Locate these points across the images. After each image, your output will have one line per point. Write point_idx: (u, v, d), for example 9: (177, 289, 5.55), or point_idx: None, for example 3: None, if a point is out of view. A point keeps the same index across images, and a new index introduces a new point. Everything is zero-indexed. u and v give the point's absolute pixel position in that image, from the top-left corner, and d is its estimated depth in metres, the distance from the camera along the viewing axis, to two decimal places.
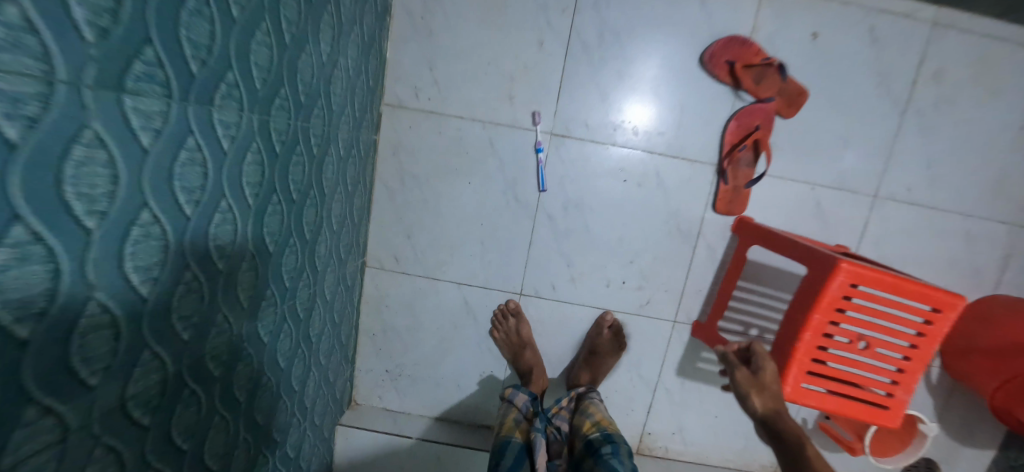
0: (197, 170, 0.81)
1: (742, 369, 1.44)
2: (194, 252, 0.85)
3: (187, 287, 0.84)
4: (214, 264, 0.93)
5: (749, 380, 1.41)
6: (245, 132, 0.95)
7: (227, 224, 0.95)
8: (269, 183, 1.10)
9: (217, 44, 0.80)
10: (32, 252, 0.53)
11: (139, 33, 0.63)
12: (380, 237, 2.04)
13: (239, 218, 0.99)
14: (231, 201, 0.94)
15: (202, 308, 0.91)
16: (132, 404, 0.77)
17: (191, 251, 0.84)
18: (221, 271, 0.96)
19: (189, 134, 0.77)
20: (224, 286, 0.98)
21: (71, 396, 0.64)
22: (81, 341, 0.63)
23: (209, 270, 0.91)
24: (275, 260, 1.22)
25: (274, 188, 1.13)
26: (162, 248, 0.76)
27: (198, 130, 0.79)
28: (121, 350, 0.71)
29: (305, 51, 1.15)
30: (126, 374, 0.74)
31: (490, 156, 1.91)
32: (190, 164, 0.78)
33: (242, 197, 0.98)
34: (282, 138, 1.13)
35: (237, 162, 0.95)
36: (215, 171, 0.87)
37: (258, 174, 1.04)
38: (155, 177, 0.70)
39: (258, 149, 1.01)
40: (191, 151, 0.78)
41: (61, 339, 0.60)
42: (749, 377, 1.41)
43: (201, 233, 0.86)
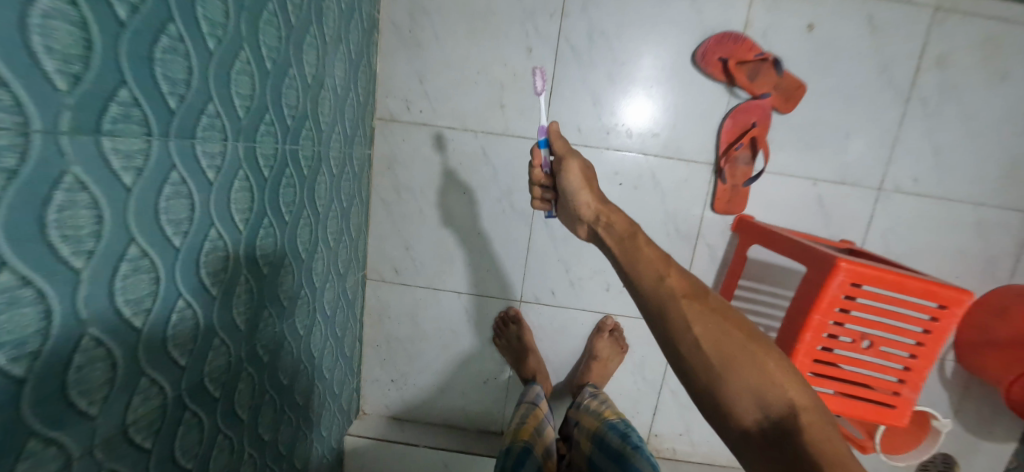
0: (322, 194, 0.69)
1: (578, 167, 0.62)
2: (331, 284, 0.77)
3: (322, 321, 0.76)
4: (344, 282, 0.84)
5: (584, 178, 0.61)
6: (361, 126, 0.81)
7: (349, 245, 0.84)
8: (339, 190, 0.75)
9: (304, 25, 0.55)
10: (180, 422, 0.42)
11: (216, 86, 0.39)
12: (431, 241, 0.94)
13: (338, 231, 0.77)
14: (355, 212, 0.85)
15: (337, 336, 0.83)
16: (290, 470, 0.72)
17: (307, 284, 0.67)
18: (343, 297, 0.84)
19: (313, 155, 0.63)
20: (342, 316, 0.85)
21: None
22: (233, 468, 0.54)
23: (344, 296, 0.84)
24: (352, 304, 0.89)
25: (353, 192, 0.82)
26: (305, 306, 0.68)
27: (322, 154, 0.67)
28: (260, 447, 0.61)
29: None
30: (276, 458, 0.66)
31: (500, 154, 0.88)
32: (318, 185, 0.67)
33: (334, 211, 0.74)
34: (343, 121, 0.72)
35: (366, 180, 0.88)
36: (330, 190, 0.72)
37: (331, 176, 0.71)
38: (298, 210, 0.61)
39: (361, 138, 0.82)
40: (319, 176, 0.67)
41: (234, 448, 0.54)
42: (582, 171, 0.61)
43: (309, 273, 0.67)
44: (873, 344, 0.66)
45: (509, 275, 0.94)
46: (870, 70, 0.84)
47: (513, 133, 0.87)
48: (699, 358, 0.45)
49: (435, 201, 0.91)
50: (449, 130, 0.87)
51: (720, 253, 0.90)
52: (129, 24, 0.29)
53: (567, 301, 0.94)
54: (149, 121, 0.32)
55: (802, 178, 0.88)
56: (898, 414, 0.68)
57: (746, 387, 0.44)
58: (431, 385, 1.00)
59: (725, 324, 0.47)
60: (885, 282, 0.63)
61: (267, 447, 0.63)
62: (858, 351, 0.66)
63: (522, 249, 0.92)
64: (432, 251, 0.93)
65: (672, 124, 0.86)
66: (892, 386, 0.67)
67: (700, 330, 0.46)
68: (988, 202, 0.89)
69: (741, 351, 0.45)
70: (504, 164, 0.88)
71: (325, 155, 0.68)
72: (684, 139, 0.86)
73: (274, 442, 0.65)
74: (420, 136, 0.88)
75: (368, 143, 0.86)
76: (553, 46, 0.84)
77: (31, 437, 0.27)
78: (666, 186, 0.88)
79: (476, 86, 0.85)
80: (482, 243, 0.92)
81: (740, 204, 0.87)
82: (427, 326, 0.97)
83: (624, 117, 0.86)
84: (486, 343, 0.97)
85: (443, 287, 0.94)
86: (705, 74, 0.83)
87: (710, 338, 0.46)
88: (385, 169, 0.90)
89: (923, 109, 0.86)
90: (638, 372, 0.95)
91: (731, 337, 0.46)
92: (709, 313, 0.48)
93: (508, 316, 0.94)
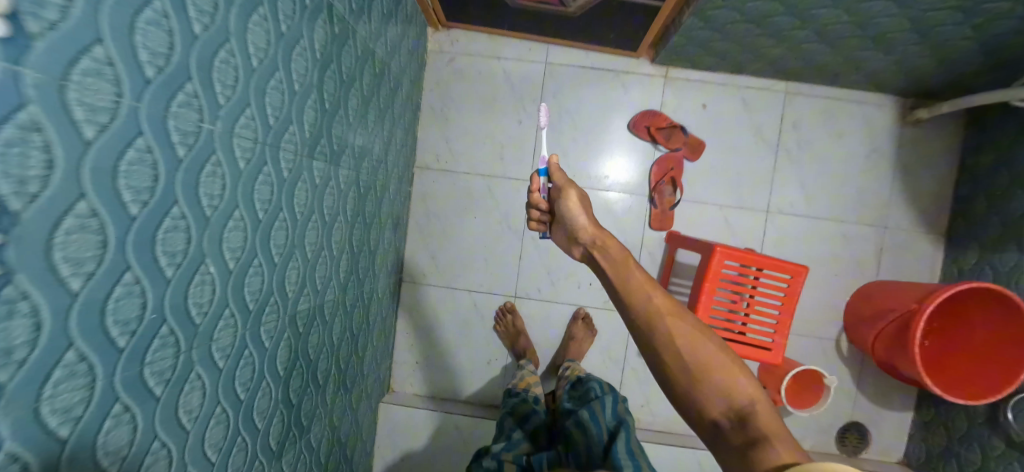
0: (363, 208, 0.98)
1: (576, 199, 0.79)
2: (369, 277, 1.05)
3: (366, 303, 1.04)
4: (387, 279, 1.17)
5: (581, 207, 0.79)
6: (406, 176, 1.22)
7: (393, 255, 1.20)
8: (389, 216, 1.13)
9: (360, 100, 0.89)
10: (261, 335, 0.65)
11: (302, 124, 0.66)
12: (451, 254, 1.29)
13: (387, 242, 1.14)
14: (399, 232, 1.22)
15: (381, 321, 1.15)
16: (347, 412, 0.99)
17: (348, 270, 0.93)
18: (387, 292, 1.18)
19: (355, 178, 0.92)
20: (386, 306, 1.18)
21: (308, 417, 0.83)
22: (303, 386, 0.79)
23: (383, 291, 1.15)
24: (393, 299, 1.23)
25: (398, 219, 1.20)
26: (347, 288, 0.94)
27: (361, 181, 0.96)
28: (316, 385, 0.84)
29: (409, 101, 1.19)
30: (335, 396, 0.92)
31: (501, 192, 1.28)
32: (358, 201, 0.95)
33: (381, 227, 1.09)
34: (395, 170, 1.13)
35: (407, 208, 1.27)
36: (372, 208, 1.03)
37: (377, 201, 1.05)
38: (345, 214, 0.89)
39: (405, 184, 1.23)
40: (362, 195, 0.96)
41: (302, 371, 0.78)
42: (580, 201, 0.79)
43: (354, 263, 0.96)
44: (749, 303, 0.98)
45: (507, 278, 1.28)
46: (746, 134, 1.26)
47: (510, 176, 1.28)
48: (691, 371, 0.65)
49: (454, 224, 1.29)
50: (465, 176, 1.28)
51: (659, 258, 1.26)
52: (270, 88, 0.57)
53: (550, 296, 1.27)
54: (265, 137, 0.58)
55: (710, 205, 1.26)
56: (773, 353, 0.98)
57: (723, 391, 0.64)
58: (448, 367, 1.28)
59: (705, 345, 0.67)
60: (751, 261, 0.97)
61: (331, 382, 0.90)
62: (738, 307, 0.99)
63: (516, 257, 1.28)
64: (452, 260, 1.29)
65: (617, 170, 1.26)
66: (764, 330, 0.99)
67: (688, 348, 0.66)
68: (847, 220, 1.25)
69: (716, 365, 0.66)
70: (503, 197, 1.28)
71: (363, 181, 0.96)
72: (626, 180, 1.26)
73: (330, 384, 0.90)
74: (447, 182, 1.29)
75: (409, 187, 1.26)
76: (533, 122, 1.27)
77: (166, 318, 0.46)
78: (616, 212, 1.26)
79: (483, 147, 1.28)
80: (487, 254, 1.28)
81: (668, 221, 1.24)
82: (446, 318, 1.29)
83: (584, 164, 1.26)
84: (488, 328, 1.27)
85: (459, 287, 1.29)
86: (635, 136, 1.25)
87: (696, 356, 0.66)
88: (420, 204, 1.29)
89: (787, 157, 1.26)
90: (607, 351, 1.26)
91: (709, 355, 0.66)
92: (695, 337, 0.67)
93: (505, 308, 1.26)
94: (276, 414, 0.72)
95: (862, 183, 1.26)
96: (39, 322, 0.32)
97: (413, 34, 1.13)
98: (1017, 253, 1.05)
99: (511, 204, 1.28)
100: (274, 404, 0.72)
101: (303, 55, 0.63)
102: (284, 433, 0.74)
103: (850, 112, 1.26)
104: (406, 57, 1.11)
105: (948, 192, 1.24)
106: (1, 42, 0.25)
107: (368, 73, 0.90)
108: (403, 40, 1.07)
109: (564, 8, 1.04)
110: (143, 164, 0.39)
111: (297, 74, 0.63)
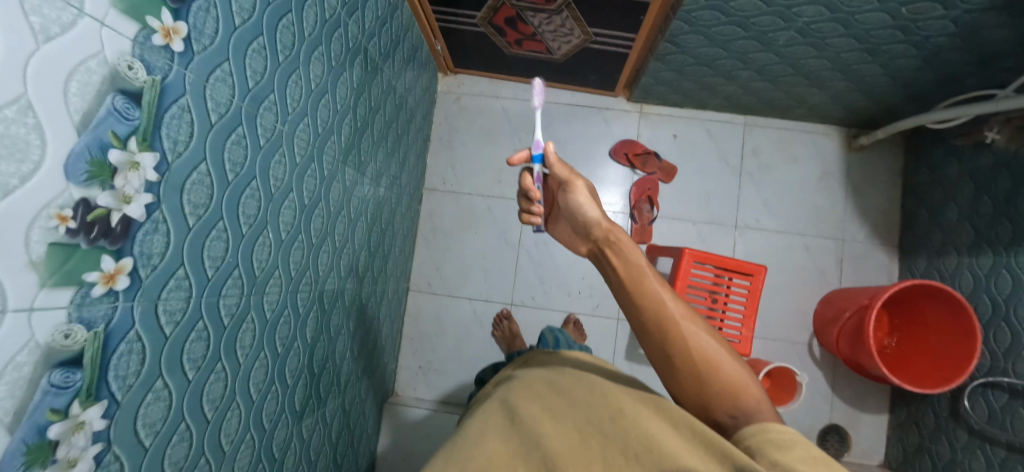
0: (383, 217, 1.16)
1: (583, 188, 0.65)
2: (383, 280, 1.20)
3: (379, 302, 1.18)
4: (396, 285, 1.30)
5: (590, 198, 0.66)
6: (415, 195, 1.39)
7: (402, 263, 1.34)
8: (399, 228, 1.28)
9: (385, 127, 1.10)
10: (309, 301, 0.80)
11: (341, 137, 0.87)
12: (452, 265, 1.43)
13: (397, 251, 1.28)
14: (407, 244, 1.37)
15: (389, 323, 1.27)
16: (358, 400, 1.08)
17: (366, 267, 1.07)
18: (396, 297, 1.31)
19: (379, 191, 1.11)
20: (394, 310, 1.30)
21: (333, 393, 0.93)
22: (332, 358, 0.91)
23: (393, 295, 1.28)
24: (399, 305, 1.35)
25: (407, 233, 1.35)
26: (367, 285, 1.08)
27: (383, 193, 1.14)
28: (339, 365, 0.95)
29: (421, 134, 1.39)
30: (351, 381, 1.03)
31: (499, 210, 1.44)
32: (379, 209, 1.13)
33: (393, 236, 1.24)
34: (405, 189, 1.30)
35: (415, 225, 1.43)
36: (389, 218, 1.20)
37: (391, 213, 1.21)
38: (370, 218, 1.07)
39: (415, 202, 1.40)
40: (382, 205, 1.14)
41: (332, 344, 0.91)
42: (588, 192, 0.66)
43: (372, 261, 1.10)
44: (721, 300, 1.12)
45: (505, 287, 1.41)
46: (713, 159, 1.45)
47: (507, 196, 1.44)
48: (689, 365, 0.56)
49: (456, 238, 1.44)
50: (467, 195, 1.46)
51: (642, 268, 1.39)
52: (320, 105, 0.77)
53: (544, 303, 1.39)
54: (317, 141, 0.77)
55: (685, 221, 1.42)
56: (742, 344, 1.10)
57: (723, 388, 0.54)
58: (450, 370, 1.37)
59: (707, 338, 0.57)
60: (720, 262, 1.10)
61: (349, 368, 1.01)
62: (711, 304, 1.12)
63: (512, 268, 1.41)
64: (454, 271, 1.42)
65: (601, 190, 1.44)
66: (734, 325, 1.11)
67: (690, 343, 0.56)
68: (809, 234, 1.40)
69: (717, 361, 0.56)
70: (501, 214, 1.44)
71: (383, 194, 1.14)
72: (609, 198, 1.43)
73: (350, 366, 1.01)
74: (451, 201, 1.46)
75: (418, 205, 1.43)
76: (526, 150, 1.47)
77: (243, 261, 0.60)
78: None
79: (483, 172, 1.46)
80: (486, 265, 1.42)
81: (647, 236, 1.39)
82: (448, 324, 1.40)
83: None
84: (488, 333, 1.38)
85: (460, 295, 1.41)
86: (616, 162, 1.43)
87: (696, 351, 0.56)
88: (427, 220, 1.45)
89: (751, 179, 1.44)
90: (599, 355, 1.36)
91: (710, 349, 0.56)
92: (697, 331, 0.57)
93: (502, 315, 1.35)
94: (314, 379, 0.84)
95: (818, 201, 1.42)
96: (167, 242, 0.47)
97: (425, 79, 1.36)
98: (957, 256, 1.19)
99: (508, 220, 1.43)
100: (314, 368, 0.83)
101: (344, 83, 0.85)
102: (316, 400, 0.85)
103: (802, 140, 1.45)
104: (419, 95, 1.33)
105: (894, 208, 1.41)
106: (180, 55, 0.46)
107: (390, 106, 1.12)
108: (418, 83, 1.29)
109: (549, 55, 1.26)
110: (238, 140, 0.57)
111: (339, 98, 0.84)
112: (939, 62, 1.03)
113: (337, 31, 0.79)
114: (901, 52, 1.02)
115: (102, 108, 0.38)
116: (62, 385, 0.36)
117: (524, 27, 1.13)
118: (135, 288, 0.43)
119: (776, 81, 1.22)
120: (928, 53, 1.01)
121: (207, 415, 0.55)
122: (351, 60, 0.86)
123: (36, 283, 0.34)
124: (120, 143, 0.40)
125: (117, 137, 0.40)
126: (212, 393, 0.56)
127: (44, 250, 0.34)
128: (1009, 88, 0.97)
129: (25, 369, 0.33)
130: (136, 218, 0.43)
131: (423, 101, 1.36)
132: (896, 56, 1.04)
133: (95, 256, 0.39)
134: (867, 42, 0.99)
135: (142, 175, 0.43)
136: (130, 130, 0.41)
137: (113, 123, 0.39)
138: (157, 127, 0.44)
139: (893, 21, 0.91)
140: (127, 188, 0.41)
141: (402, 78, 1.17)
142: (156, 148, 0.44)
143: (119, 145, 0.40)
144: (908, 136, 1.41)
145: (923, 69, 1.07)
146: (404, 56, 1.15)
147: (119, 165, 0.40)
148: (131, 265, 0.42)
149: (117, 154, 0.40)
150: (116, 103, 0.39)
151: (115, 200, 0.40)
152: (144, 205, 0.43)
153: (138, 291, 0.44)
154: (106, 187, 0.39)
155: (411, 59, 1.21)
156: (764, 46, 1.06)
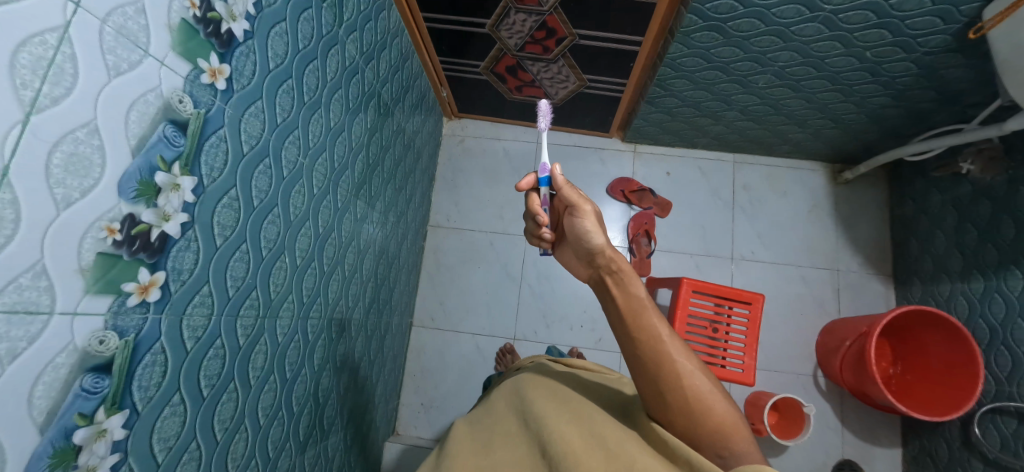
0: (390, 249, 1.19)
1: (591, 214, 0.67)
2: (387, 313, 1.21)
3: (382, 334, 1.18)
4: (399, 319, 1.30)
5: (596, 224, 0.67)
6: (420, 230, 1.43)
7: (406, 298, 1.35)
8: (403, 262, 1.31)
9: (394, 165, 1.16)
10: (319, 327, 0.81)
11: (354, 170, 0.92)
12: (455, 300, 1.44)
13: (401, 285, 1.30)
14: (410, 279, 1.39)
15: (391, 358, 1.26)
16: (358, 437, 1.05)
17: (372, 299, 1.09)
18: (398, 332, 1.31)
19: (386, 226, 1.15)
20: (396, 345, 1.30)
21: (335, 426, 0.92)
22: (337, 387, 0.91)
23: (396, 329, 1.29)
24: (402, 340, 1.35)
25: (411, 268, 1.38)
26: (371, 317, 1.09)
27: (390, 228, 1.18)
28: (342, 397, 0.95)
29: (426, 173, 1.46)
30: (353, 415, 1.01)
31: (501, 244, 1.48)
32: (387, 242, 1.16)
33: (397, 270, 1.27)
34: (411, 225, 1.35)
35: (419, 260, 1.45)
36: (395, 252, 1.24)
37: (397, 248, 1.25)
38: (378, 250, 1.11)
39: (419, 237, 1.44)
40: (389, 239, 1.18)
41: (338, 372, 0.91)
42: (595, 219, 0.67)
43: (377, 295, 1.13)
44: (722, 330, 1.13)
45: (506, 320, 1.41)
46: (705, 193, 1.51)
47: (509, 231, 1.49)
48: (682, 406, 0.56)
49: (459, 273, 1.46)
50: (469, 230, 1.50)
51: None
52: (338, 141, 0.83)
53: (546, 337, 1.39)
54: (334, 173, 0.83)
55: (683, 253, 1.46)
56: (746, 374, 1.09)
57: (713, 429, 0.55)
58: (452, 407, 1.34)
59: (700, 379, 0.57)
60: (717, 291, 1.13)
61: (351, 401, 0.99)
62: (712, 333, 1.13)
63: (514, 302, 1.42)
64: (457, 305, 1.43)
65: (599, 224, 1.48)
66: (737, 353, 1.11)
67: (684, 383, 0.57)
68: (804, 264, 1.44)
69: (710, 402, 0.56)
70: (503, 248, 1.47)
71: (390, 229, 1.19)
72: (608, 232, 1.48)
73: (353, 399, 1.00)
74: (454, 236, 1.50)
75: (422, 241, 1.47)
76: None
77: (257, 294, 0.62)
78: None
79: (486, 208, 1.52)
80: (488, 298, 1.43)
81: (645, 268, 1.42)
82: (450, 358, 1.39)
83: None
84: (490, 368, 1.36)
85: (462, 330, 1.41)
86: (613, 197, 1.49)
87: (690, 391, 0.56)
88: (431, 255, 1.49)
89: (743, 212, 1.49)
90: None
91: (703, 389, 0.57)
92: (691, 371, 0.58)
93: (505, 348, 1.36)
94: (319, 407, 0.84)
95: (810, 232, 1.47)
96: (195, 260, 0.49)
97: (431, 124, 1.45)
98: (949, 283, 1.21)
99: (510, 254, 1.46)
100: (319, 396, 0.83)
101: (359, 120, 0.92)
102: (319, 429, 0.84)
103: (788, 175, 1.52)
104: (426, 137, 1.41)
105: (883, 238, 1.45)
106: (223, 92, 0.52)
107: (399, 146, 1.19)
108: (424, 126, 1.38)
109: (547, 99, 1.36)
110: (263, 174, 0.61)
111: (354, 135, 0.90)
112: (907, 101, 1.13)
113: (355, 75, 0.87)
114: (871, 92, 1.11)
115: (155, 133, 0.42)
116: (93, 390, 0.38)
117: (524, 75, 1.24)
118: (163, 303, 0.45)
119: (759, 120, 1.31)
120: (896, 92, 1.10)
121: (215, 437, 0.55)
122: (366, 100, 0.94)
123: (84, 287, 0.36)
124: (165, 166, 0.44)
125: (163, 161, 0.44)
126: (223, 415, 0.56)
127: (94, 258, 0.37)
128: (974, 122, 1.05)
129: (62, 366, 0.35)
130: (172, 235, 0.46)
131: (429, 143, 1.45)
132: (867, 95, 1.13)
133: (134, 268, 0.41)
134: (838, 83, 1.09)
135: (182, 196, 0.46)
136: (175, 155, 0.45)
137: (162, 148, 0.43)
138: (197, 154, 0.48)
139: (859, 64, 1.00)
140: (167, 207, 0.44)
141: (411, 121, 1.25)
142: (195, 173, 0.48)
143: (165, 167, 0.44)
144: (889, 170, 1.49)
145: (894, 106, 1.16)
146: (412, 103, 1.24)
147: (163, 185, 0.43)
148: (163, 279, 0.45)
149: (162, 175, 0.43)
150: (166, 132, 0.44)
151: (156, 217, 0.43)
152: (180, 223, 0.47)
153: (167, 305, 0.46)
154: (150, 205, 0.42)
155: (419, 106, 1.30)
156: (745, 88, 1.15)
